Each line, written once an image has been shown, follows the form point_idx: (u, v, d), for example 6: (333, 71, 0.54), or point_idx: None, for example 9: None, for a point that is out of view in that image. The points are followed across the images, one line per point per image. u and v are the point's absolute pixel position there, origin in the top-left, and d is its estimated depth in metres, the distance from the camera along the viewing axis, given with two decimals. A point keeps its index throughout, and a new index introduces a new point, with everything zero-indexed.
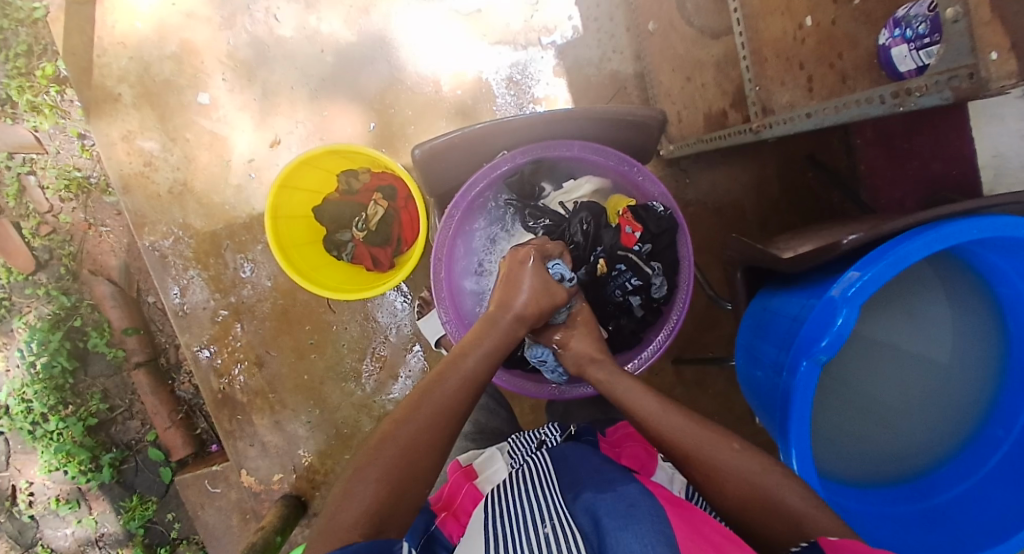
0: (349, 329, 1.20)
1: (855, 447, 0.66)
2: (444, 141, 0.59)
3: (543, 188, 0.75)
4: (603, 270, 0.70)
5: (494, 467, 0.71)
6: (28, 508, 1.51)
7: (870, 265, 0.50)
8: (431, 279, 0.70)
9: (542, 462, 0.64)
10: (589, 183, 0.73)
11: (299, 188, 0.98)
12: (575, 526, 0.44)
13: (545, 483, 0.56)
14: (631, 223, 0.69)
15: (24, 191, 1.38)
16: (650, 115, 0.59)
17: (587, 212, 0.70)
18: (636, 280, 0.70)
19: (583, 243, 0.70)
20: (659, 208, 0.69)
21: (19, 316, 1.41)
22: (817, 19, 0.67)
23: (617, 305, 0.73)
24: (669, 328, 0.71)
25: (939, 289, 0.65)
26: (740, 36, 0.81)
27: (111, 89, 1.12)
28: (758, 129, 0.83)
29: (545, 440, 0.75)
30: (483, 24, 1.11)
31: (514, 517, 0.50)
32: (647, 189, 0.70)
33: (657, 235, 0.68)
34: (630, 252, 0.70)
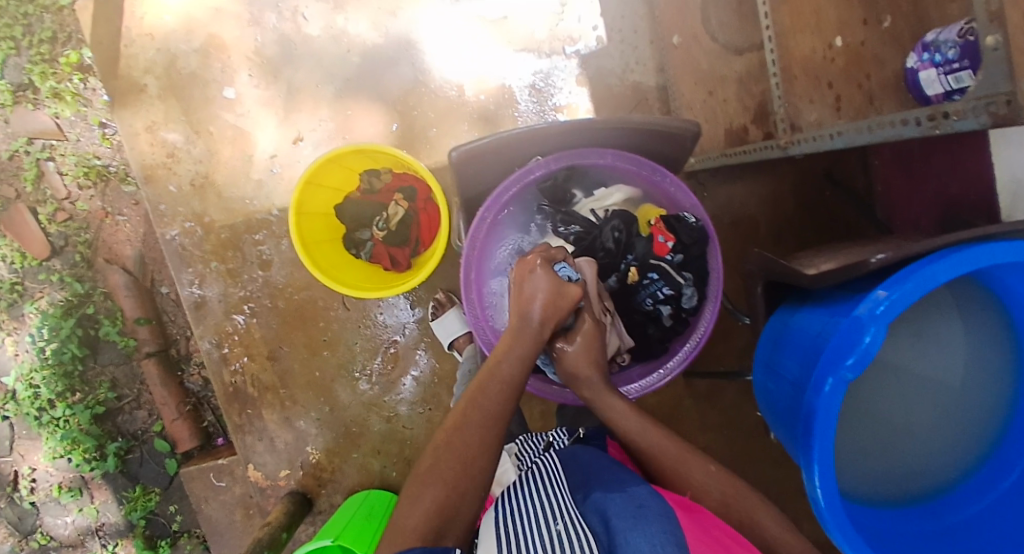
0: (363, 328, 1.20)
1: (872, 465, 0.67)
2: (481, 145, 0.60)
3: (575, 194, 0.77)
4: (634, 279, 0.72)
5: (505, 469, 0.80)
6: (29, 495, 1.50)
7: (897, 286, 0.51)
8: (461, 281, 0.70)
9: (552, 461, 0.65)
10: (619, 192, 0.73)
11: (323, 186, 0.99)
12: (586, 524, 0.45)
13: (556, 482, 0.57)
14: (664, 233, 0.69)
15: (42, 177, 1.39)
16: (687, 126, 0.60)
17: (618, 220, 0.71)
18: (667, 289, 0.70)
19: (613, 250, 0.71)
20: (690, 218, 0.68)
21: (31, 302, 1.41)
22: (846, 40, 0.72)
23: (646, 314, 0.73)
24: (697, 339, 0.70)
25: (952, 310, 0.66)
26: (770, 53, 0.79)
27: (137, 80, 1.13)
28: (785, 145, 0.82)
29: (554, 441, 0.76)
30: (508, 31, 1.12)
31: (526, 512, 0.51)
32: (678, 199, 0.70)
33: (689, 245, 0.68)
34: (662, 261, 0.70)
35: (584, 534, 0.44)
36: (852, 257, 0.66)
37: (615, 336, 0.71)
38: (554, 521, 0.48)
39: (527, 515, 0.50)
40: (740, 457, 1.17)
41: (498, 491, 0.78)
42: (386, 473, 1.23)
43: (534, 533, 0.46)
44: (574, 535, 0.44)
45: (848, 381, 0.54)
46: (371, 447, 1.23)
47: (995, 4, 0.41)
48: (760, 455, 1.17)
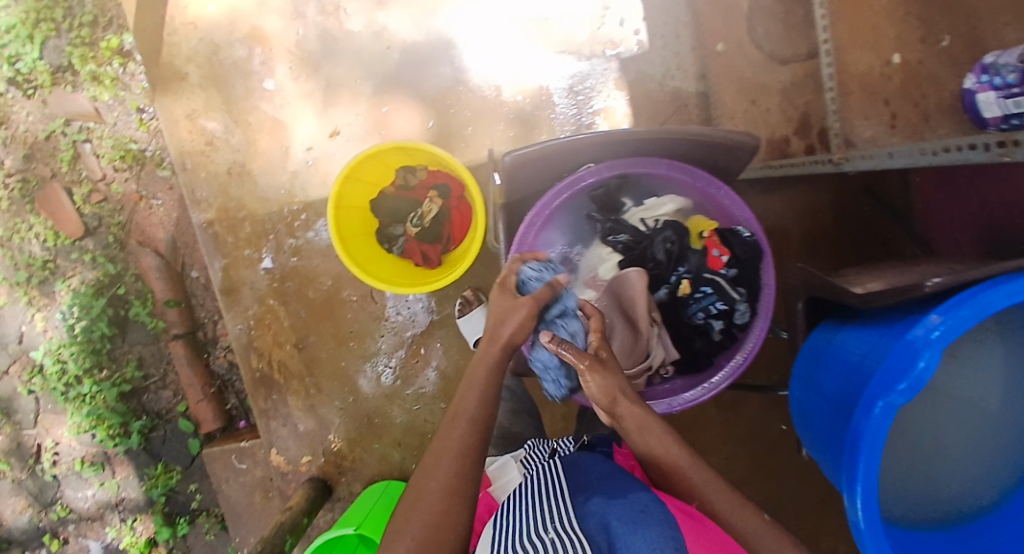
0: (389, 320, 1.21)
1: (909, 487, 0.68)
2: (535, 150, 0.60)
3: (624, 203, 0.77)
4: (686, 291, 0.72)
5: (508, 477, 0.79)
6: (52, 468, 1.54)
7: (952, 312, 0.52)
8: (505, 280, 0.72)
9: (554, 468, 0.64)
10: (671, 203, 0.73)
11: (360, 180, 1.00)
12: (582, 527, 0.44)
13: (556, 489, 0.56)
14: (719, 247, 0.70)
15: (78, 158, 1.41)
16: (745, 139, 0.60)
17: (671, 231, 0.72)
18: (721, 304, 0.70)
19: (665, 261, 0.72)
20: (744, 233, 0.69)
21: (62, 280, 1.43)
22: (905, 57, 0.79)
23: (696, 327, 0.73)
24: (746, 353, 0.69)
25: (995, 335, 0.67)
26: (828, 67, 0.81)
27: (179, 67, 1.14)
28: (838, 161, 0.80)
29: (558, 449, 0.77)
30: (549, 33, 1.12)
31: (526, 520, 0.50)
32: (732, 213, 0.70)
33: (743, 259, 0.69)
34: (716, 276, 0.71)
35: (576, 534, 0.42)
36: (900, 280, 0.67)
37: (661, 348, 0.70)
38: (551, 524, 0.46)
39: (525, 524, 0.49)
40: (759, 468, 1.17)
41: (500, 497, 0.77)
42: (406, 465, 1.25)
43: (529, 539, 0.45)
44: (569, 537, 0.42)
45: (899, 405, 0.54)
46: (392, 438, 1.24)
47: None
48: (780, 467, 1.17)
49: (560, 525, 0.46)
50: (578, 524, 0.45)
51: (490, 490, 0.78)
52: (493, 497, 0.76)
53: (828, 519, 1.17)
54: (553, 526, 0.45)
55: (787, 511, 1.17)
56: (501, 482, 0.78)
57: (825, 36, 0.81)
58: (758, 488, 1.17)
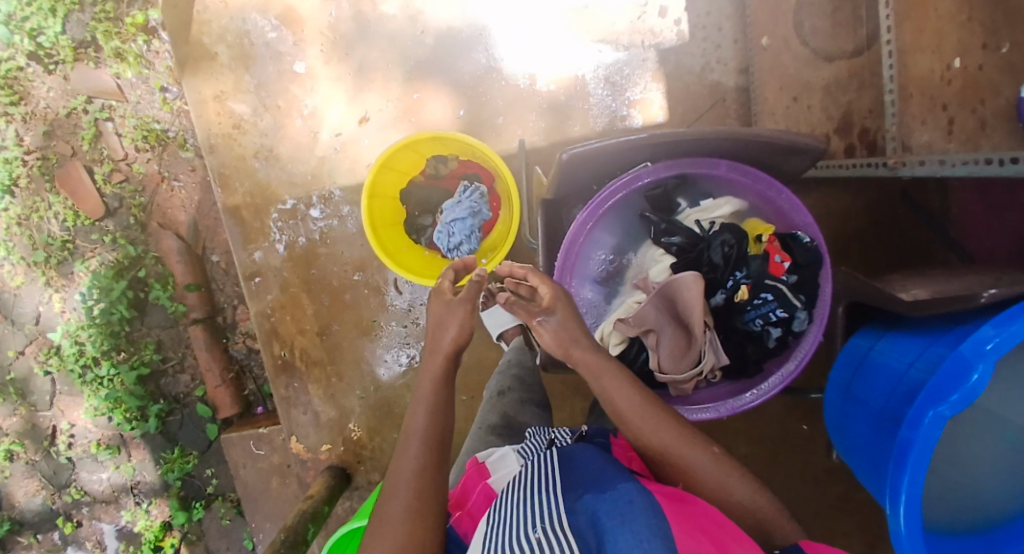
0: (395, 309, 1.20)
1: (946, 501, 0.66)
2: (593, 148, 0.59)
3: (679, 203, 0.76)
4: (744, 297, 0.70)
5: (507, 467, 0.63)
6: (68, 450, 1.54)
7: (1007, 325, 0.51)
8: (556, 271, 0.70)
9: (544, 462, 0.55)
10: (728, 205, 0.72)
11: (394, 168, 0.99)
12: (570, 527, 0.37)
13: (540, 485, 0.48)
14: (780, 252, 0.68)
15: (100, 136, 1.39)
16: (813, 142, 0.59)
17: (730, 234, 0.69)
18: (782, 312, 0.68)
19: (722, 265, 0.69)
20: (804, 238, 0.67)
21: (81, 261, 1.43)
22: (965, 62, 0.72)
23: (751, 334, 0.72)
24: (797, 360, 0.69)
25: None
26: (889, 68, 0.80)
27: (208, 48, 1.12)
28: (894, 165, 0.81)
29: (555, 439, 0.67)
30: (588, 21, 1.09)
31: (506, 524, 0.42)
32: (792, 218, 0.69)
33: (804, 267, 0.67)
34: (777, 282, 0.68)
35: (565, 536, 0.35)
36: (949, 288, 0.65)
37: (712, 353, 0.70)
38: (535, 527, 0.39)
39: (502, 532, 0.41)
40: (781, 471, 1.16)
41: (498, 487, 0.60)
42: None
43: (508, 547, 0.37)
44: (551, 538, 0.36)
45: (948, 416, 0.52)
46: None
47: None
48: (803, 470, 1.16)
49: (542, 526, 0.38)
50: (564, 523, 0.38)
51: (489, 481, 0.61)
52: (492, 486, 0.60)
53: (848, 524, 1.16)
54: (538, 529, 0.38)
55: (808, 515, 1.16)
56: (499, 474, 0.62)
57: (889, 37, 0.79)
58: (780, 490, 1.17)
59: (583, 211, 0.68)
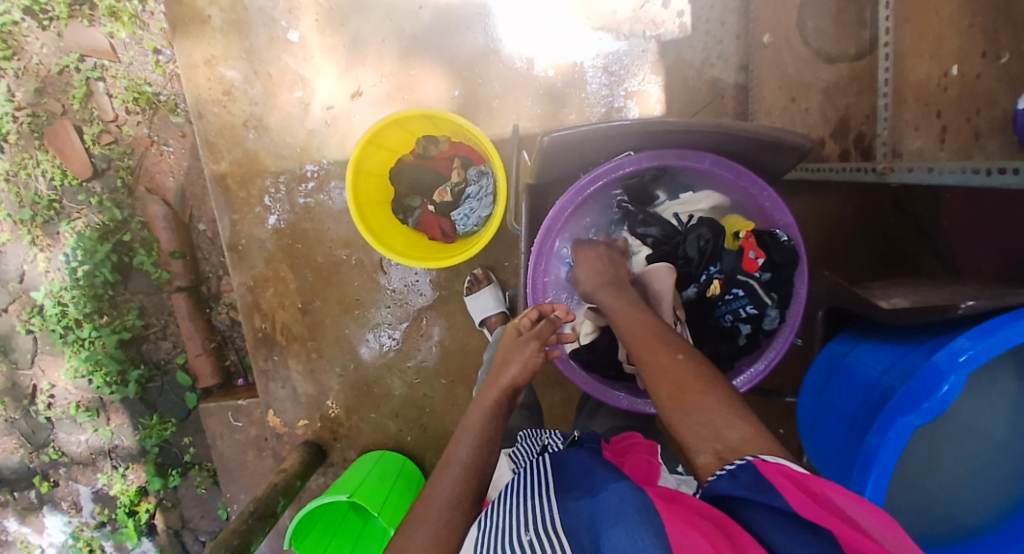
0: (392, 291, 1.19)
1: (910, 511, 0.67)
2: (578, 133, 0.57)
3: (658, 195, 0.76)
4: (716, 291, 0.72)
5: (499, 473, 0.69)
6: (46, 410, 1.54)
7: (981, 339, 0.51)
8: (531, 253, 0.70)
9: (535, 464, 0.57)
10: (708, 200, 0.72)
11: (383, 146, 0.97)
12: (562, 527, 0.39)
13: (534, 484, 0.50)
14: (756, 249, 0.68)
15: (90, 96, 1.37)
16: (798, 141, 0.57)
17: (706, 228, 0.69)
18: (751, 308, 0.70)
19: (696, 260, 0.71)
20: (783, 237, 0.67)
21: (67, 221, 1.41)
22: (963, 70, 0.72)
23: (723, 330, 0.73)
24: (767, 359, 0.69)
25: (1008, 362, 0.66)
26: (886, 71, 0.83)
27: (201, 11, 1.10)
28: (883, 170, 0.79)
29: (548, 444, 0.69)
30: (590, 7, 1.07)
31: (499, 523, 0.44)
32: (773, 217, 0.68)
33: (779, 265, 0.67)
34: (750, 278, 0.70)
35: (556, 540, 0.37)
36: (927, 297, 0.65)
37: None
38: (526, 531, 0.41)
39: (494, 534, 0.43)
40: None
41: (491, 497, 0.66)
42: (402, 437, 1.24)
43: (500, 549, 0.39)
44: (543, 541, 0.38)
45: (916, 425, 0.53)
46: (390, 409, 1.24)
47: None
48: None
49: (534, 530, 0.40)
50: (556, 523, 0.40)
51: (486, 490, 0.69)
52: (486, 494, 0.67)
53: None
54: (529, 534, 0.40)
55: None
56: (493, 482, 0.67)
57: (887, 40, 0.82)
58: None
59: (563, 196, 0.67)
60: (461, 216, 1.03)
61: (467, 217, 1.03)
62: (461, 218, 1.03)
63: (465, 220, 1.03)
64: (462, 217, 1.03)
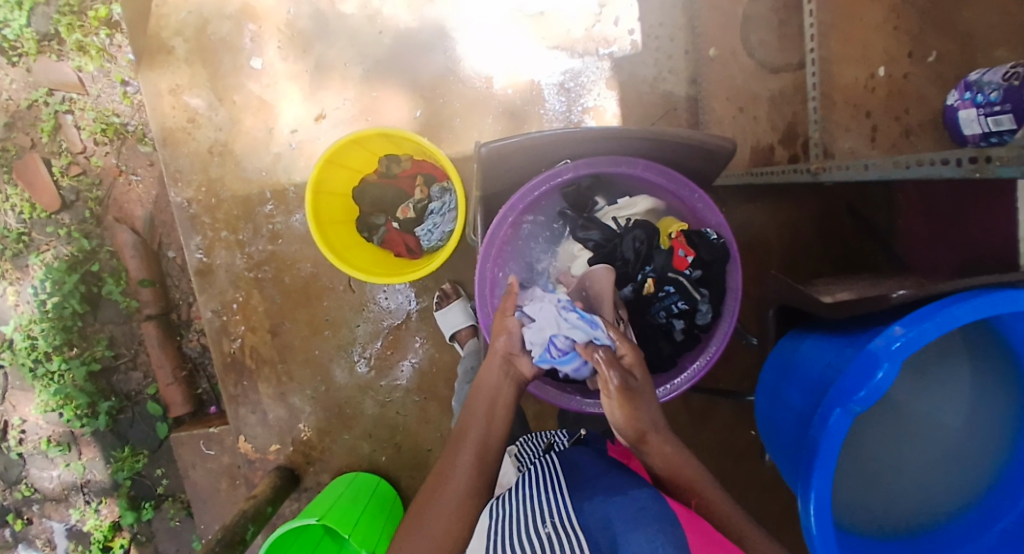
0: (367, 311, 1.19)
1: (869, 507, 0.67)
2: (512, 144, 0.59)
3: (597, 201, 0.78)
4: (650, 290, 0.73)
5: (505, 473, 0.75)
6: (17, 446, 1.50)
7: (915, 324, 0.51)
8: (477, 270, 0.69)
9: (546, 464, 0.61)
10: (643, 203, 0.74)
11: (343, 165, 0.98)
12: (578, 523, 0.43)
13: (546, 481, 0.54)
14: (684, 247, 0.70)
15: (59, 128, 1.38)
16: (721, 143, 0.59)
17: (640, 231, 0.72)
18: (683, 304, 0.72)
19: (633, 261, 0.72)
20: (713, 236, 0.68)
21: (36, 253, 1.40)
22: (891, 72, 0.86)
23: (659, 327, 0.74)
24: (706, 357, 0.70)
25: (961, 354, 0.67)
26: (813, 75, 0.84)
27: (166, 41, 1.13)
28: (816, 171, 0.79)
29: (554, 443, 0.75)
30: (545, 28, 1.11)
31: (514, 516, 0.48)
32: (705, 218, 0.70)
33: (709, 262, 0.69)
34: (680, 276, 0.71)
35: (574, 535, 0.41)
36: (868, 290, 0.66)
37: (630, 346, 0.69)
38: (543, 524, 0.45)
39: (509, 527, 0.47)
40: (730, 477, 1.16)
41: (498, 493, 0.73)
42: (376, 457, 1.23)
43: (519, 537, 0.43)
44: (561, 535, 0.42)
45: (855, 413, 0.53)
46: (363, 429, 1.22)
47: None
48: (747, 476, 1.17)
49: (551, 523, 0.44)
50: (572, 521, 0.44)
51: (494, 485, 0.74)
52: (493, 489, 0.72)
53: (794, 531, 1.17)
54: (547, 527, 0.44)
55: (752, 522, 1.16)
56: (499, 480, 0.74)
57: (812, 50, 0.80)
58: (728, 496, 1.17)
59: (500, 210, 0.68)
60: (426, 231, 1.03)
61: (433, 232, 1.03)
62: (425, 233, 1.04)
63: (429, 235, 1.03)
64: (427, 232, 1.03)
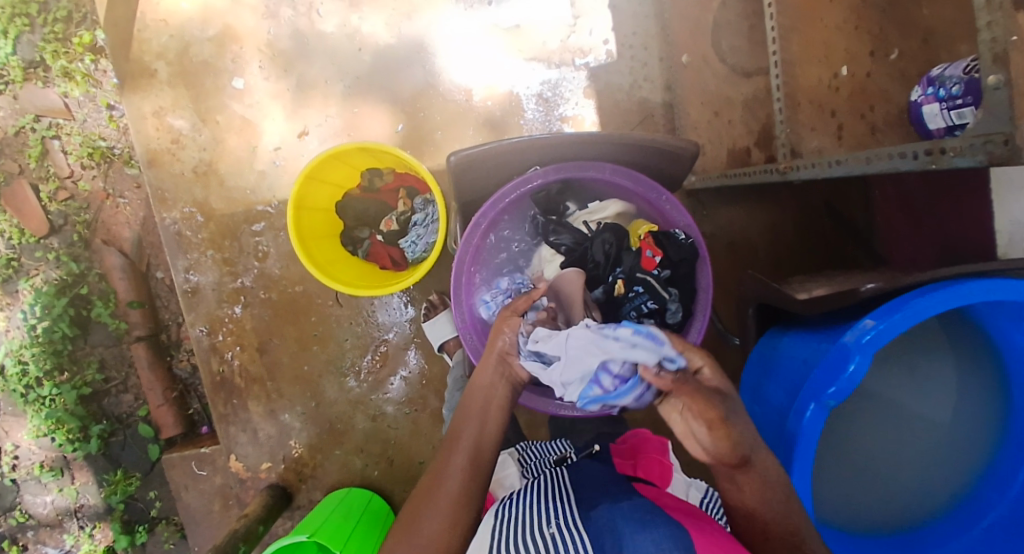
0: (356, 325, 1.20)
1: (854, 502, 0.67)
2: (482, 151, 0.63)
3: (569, 206, 0.79)
4: (620, 291, 0.72)
5: (508, 475, 0.74)
6: (11, 472, 1.48)
7: (885, 316, 0.51)
8: (451, 282, 0.73)
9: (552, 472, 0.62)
10: (613, 206, 0.75)
11: (325, 181, 1.00)
12: (584, 525, 0.44)
13: (551, 489, 0.55)
14: (653, 247, 0.70)
15: (46, 154, 1.39)
16: (684, 146, 0.66)
17: (610, 233, 0.73)
18: (653, 303, 0.70)
19: (603, 263, 0.73)
20: (681, 235, 0.70)
21: (26, 278, 1.40)
22: (853, 71, 0.79)
23: None
24: None
25: (944, 346, 0.68)
26: (775, 78, 0.80)
27: (148, 64, 1.14)
28: (784, 170, 0.80)
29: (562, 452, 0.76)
30: (522, 40, 1.13)
31: (518, 519, 0.49)
32: (672, 218, 0.72)
33: (677, 263, 0.70)
34: (649, 276, 0.71)
35: (581, 536, 0.42)
36: (842, 286, 0.67)
37: None
38: (549, 525, 0.45)
39: (514, 527, 0.47)
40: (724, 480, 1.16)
41: (499, 494, 0.72)
42: (368, 472, 1.22)
43: (525, 536, 0.44)
44: (567, 536, 0.42)
45: (830, 407, 0.54)
46: (354, 444, 1.22)
47: (1001, 46, 0.43)
48: None
49: (557, 524, 0.45)
50: (578, 523, 0.45)
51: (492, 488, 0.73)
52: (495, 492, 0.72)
53: None
54: (553, 527, 0.44)
55: None
56: (501, 480, 0.73)
57: (774, 49, 0.80)
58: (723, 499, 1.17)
59: (470, 223, 0.72)
60: (409, 243, 1.05)
61: (419, 246, 1.04)
62: (409, 245, 1.05)
63: (413, 247, 1.04)
64: (412, 245, 1.04)
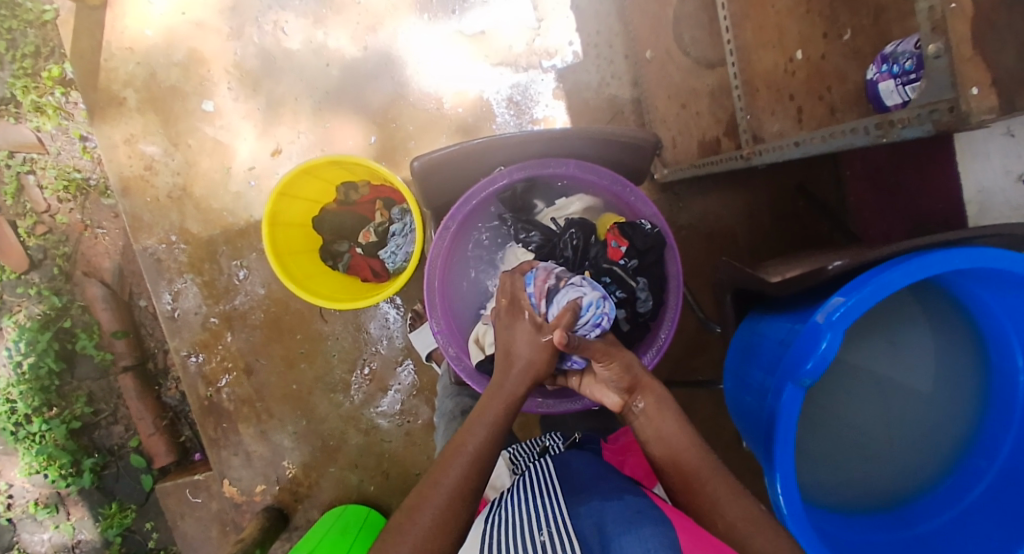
0: (344, 339, 1.19)
1: (840, 479, 0.68)
2: (443, 154, 0.64)
3: (536, 204, 0.80)
4: None
5: (499, 474, 0.77)
6: (6, 511, 1.46)
7: (854, 291, 0.49)
8: (424, 288, 0.73)
9: (539, 468, 0.60)
10: (578, 202, 0.77)
11: (297, 197, 1.00)
12: (572, 529, 0.42)
13: (541, 488, 0.53)
14: (618, 238, 0.71)
15: (22, 190, 1.38)
16: (646, 137, 0.67)
17: (577, 229, 0.74)
18: (620, 292, 0.70)
19: (572, 258, 0.73)
20: (647, 225, 0.71)
21: (8, 316, 1.38)
22: (807, 54, 0.78)
23: None
24: (657, 346, 0.73)
25: (922, 317, 0.67)
26: (733, 66, 0.86)
27: (116, 93, 1.15)
28: (749, 156, 0.85)
29: (548, 446, 0.74)
30: (487, 46, 1.14)
31: (507, 524, 0.46)
32: (639, 210, 0.74)
33: (643, 251, 0.70)
34: (615, 266, 0.71)
35: (571, 542, 0.40)
36: (814, 263, 0.66)
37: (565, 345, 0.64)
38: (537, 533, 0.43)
39: (501, 533, 0.45)
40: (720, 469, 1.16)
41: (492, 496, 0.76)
42: (364, 487, 1.21)
43: (512, 544, 0.42)
44: (556, 542, 0.40)
45: (807, 386, 0.53)
46: (349, 460, 1.21)
47: (939, 13, 0.43)
48: (737, 464, 1.17)
49: (546, 529, 0.43)
50: (567, 528, 0.42)
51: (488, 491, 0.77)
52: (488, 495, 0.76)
53: None
54: (542, 534, 0.42)
55: None
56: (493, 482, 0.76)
57: (728, 36, 0.85)
58: None
59: (439, 227, 0.73)
60: (388, 252, 1.05)
61: (400, 257, 1.04)
62: (388, 255, 1.05)
63: (393, 256, 1.05)
64: (392, 253, 1.05)
